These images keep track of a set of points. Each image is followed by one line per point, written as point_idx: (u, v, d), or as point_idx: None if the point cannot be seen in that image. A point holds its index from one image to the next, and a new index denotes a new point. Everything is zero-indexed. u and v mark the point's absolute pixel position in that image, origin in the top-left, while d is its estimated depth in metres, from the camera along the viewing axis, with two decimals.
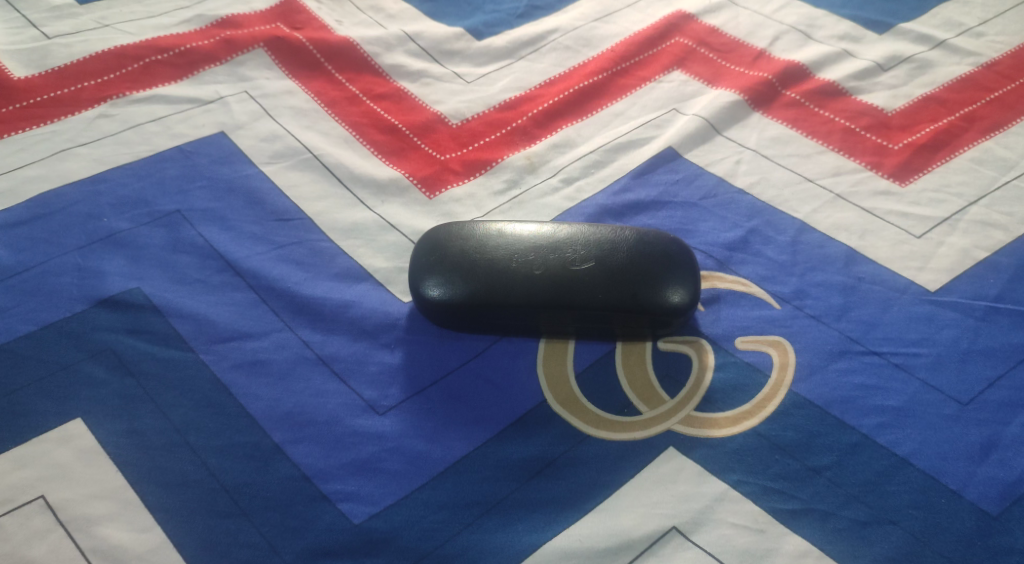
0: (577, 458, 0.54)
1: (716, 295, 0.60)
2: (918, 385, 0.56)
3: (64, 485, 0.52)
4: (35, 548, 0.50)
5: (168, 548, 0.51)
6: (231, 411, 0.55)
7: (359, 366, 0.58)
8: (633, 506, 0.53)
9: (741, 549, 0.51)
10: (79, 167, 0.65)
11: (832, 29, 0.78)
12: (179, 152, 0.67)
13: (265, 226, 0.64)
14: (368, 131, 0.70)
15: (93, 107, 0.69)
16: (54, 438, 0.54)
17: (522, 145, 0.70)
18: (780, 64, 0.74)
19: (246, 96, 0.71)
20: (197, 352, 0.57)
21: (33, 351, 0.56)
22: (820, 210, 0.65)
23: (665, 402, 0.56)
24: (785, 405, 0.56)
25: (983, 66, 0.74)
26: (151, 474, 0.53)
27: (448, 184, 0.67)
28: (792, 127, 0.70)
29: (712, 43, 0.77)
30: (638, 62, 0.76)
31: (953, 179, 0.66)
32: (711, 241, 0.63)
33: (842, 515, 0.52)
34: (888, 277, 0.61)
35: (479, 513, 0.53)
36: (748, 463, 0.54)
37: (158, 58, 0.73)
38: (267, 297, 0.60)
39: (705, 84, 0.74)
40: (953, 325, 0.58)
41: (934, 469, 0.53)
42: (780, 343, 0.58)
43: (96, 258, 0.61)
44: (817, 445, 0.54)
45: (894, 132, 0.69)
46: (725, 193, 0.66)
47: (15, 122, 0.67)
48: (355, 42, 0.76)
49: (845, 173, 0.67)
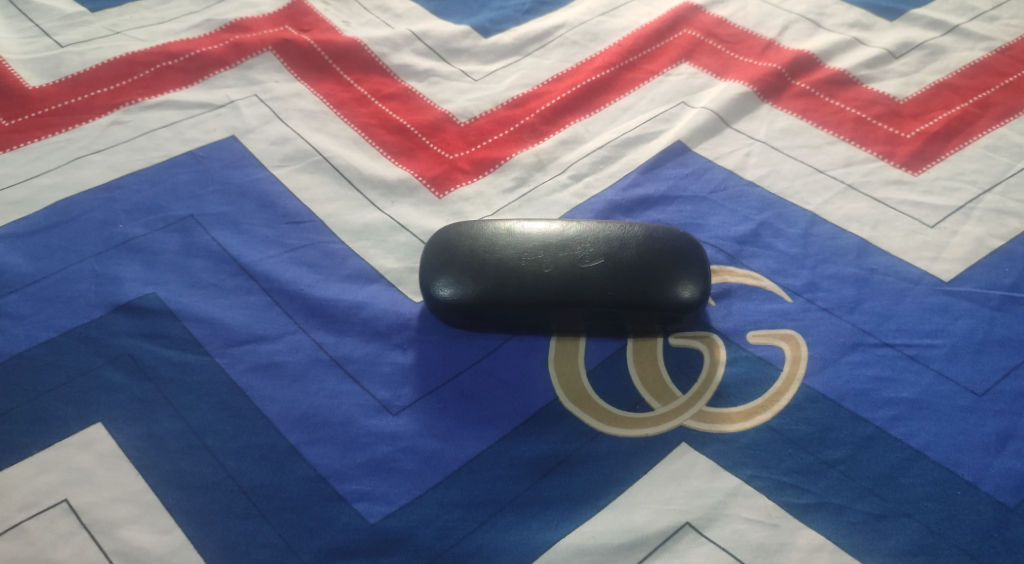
0: (590, 455, 0.54)
1: (726, 289, 0.60)
2: (932, 376, 0.56)
3: (86, 489, 0.53)
4: (59, 550, 0.51)
5: (188, 549, 0.52)
6: (247, 413, 0.56)
7: (372, 367, 0.58)
8: (646, 502, 0.52)
9: (754, 544, 0.51)
10: (94, 174, 0.66)
11: (842, 17, 0.77)
12: (191, 157, 0.68)
13: (277, 229, 0.64)
14: (377, 132, 0.70)
15: (106, 114, 0.69)
16: (74, 442, 0.54)
17: (530, 142, 0.69)
18: (790, 54, 0.74)
19: (256, 100, 0.72)
20: (213, 355, 0.58)
21: (53, 358, 0.57)
22: (831, 201, 0.64)
23: (676, 398, 0.56)
24: (798, 399, 0.55)
25: (997, 51, 0.73)
26: (171, 476, 0.54)
27: (457, 184, 0.67)
28: (803, 117, 0.69)
29: (720, 34, 0.76)
30: (645, 56, 0.75)
31: (967, 167, 0.65)
32: (721, 236, 0.63)
33: (856, 508, 0.51)
34: (901, 267, 0.60)
35: (493, 511, 0.53)
36: (760, 458, 0.53)
37: (169, 63, 0.73)
38: (279, 300, 0.61)
39: (714, 76, 0.73)
40: (968, 315, 0.58)
41: (949, 461, 0.53)
42: (792, 336, 0.58)
43: (113, 264, 0.62)
44: (831, 439, 0.54)
45: (906, 120, 0.68)
46: (735, 186, 0.66)
47: (30, 130, 0.68)
48: (362, 43, 0.76)
49: (857, 162, 0.66)
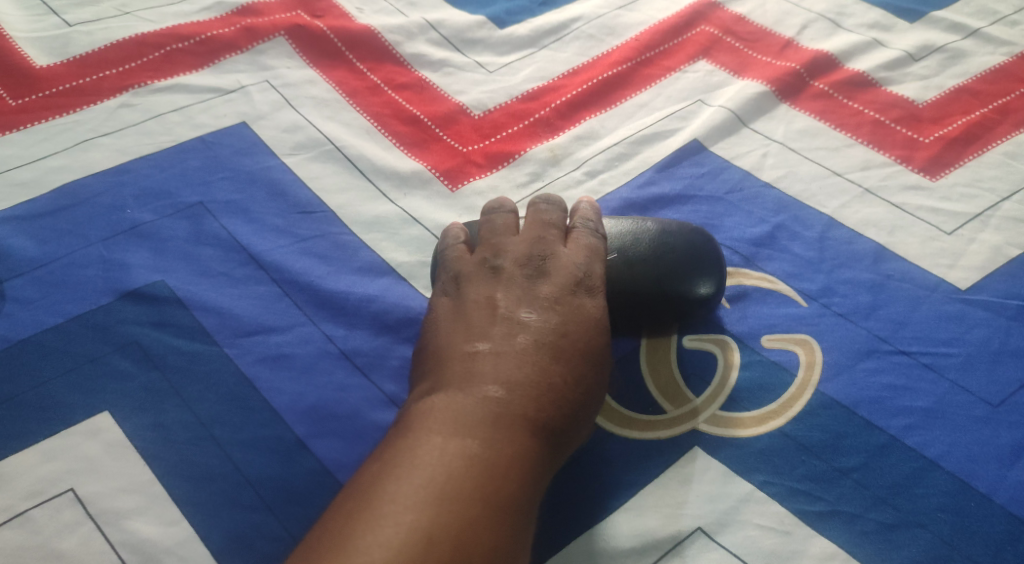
0: (601, 457, 0.54)
1: (741, 292, 0.60)
2: (947, 385, 0.55)
3: (93, 478, 0.52)
4: (65, 540, 0.51)
5: (195, 542, 0.51)
6: (256, 406, 0.55)
7: (383, 362, 0.58)
8: (658, 505, 0.52)
9: (766, 551, 0.51)
10: (102, 158, 0.65)
11: (862, 17, 0.76)
12: (201, 143, 0.67)
13: (288, 218, 0.64)
14: (390, 123, 0.70)
15: (115, 96, 0.69)
16: (81, 431, 0.54)
17: (545, 137, 0.69)
18: (809, 54, 0.73)
19: (267, 85, 0.71)
20: (222, 345, 0.57)
21: (60, 344, 0.57)
22: (848, 205, 0.64)
23: (689, 401, 0.56)
24: (812, 405, 0.55)
25: (1018, 56, 0.72)
26: (178, 467, 0.53)
27: (471, 177, 0.66)
28: (821, 119, 0.69)
29: (738, 32, 0.76)
30: (663, 51, 0.74)
31: (986, 174, 0.65)
32: (736, 237, 0.62)
33: (868, 517, 0.51)
34: (917, 274, 0.60)
35: (494, 290, 0.55)
36: (774, 463, 0.53)
37: (179, 46, 0.72)
38: (290, 291, 0.60)
39: (732, 74, 0.73)
40: (984, 324, 0.58)
41: (963, 471, 0.52)
42: (807, 341, 0.57)
43: (121, 250, 0.61)
44: (844, 446, 0.54)
45: (925, 125, 0.68)
46: (751, 187, 0.65)
47: (37, 111, 0.67)
48: (375, 31, 0.75)
49: (874, 166, 0.66)
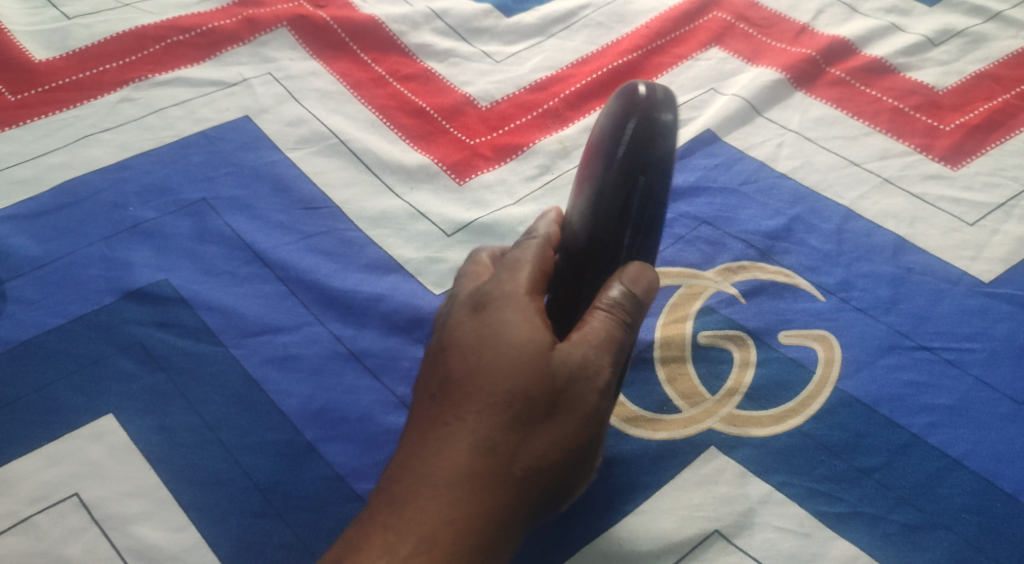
0: (616, 458, 0.53)
1: (758, 287, 0.58)
2: (971, 382, 0.54)
3: (97, 483, 0.51)
4: (70, 546, 0.50)
5: (202, 548, 0.50)
6: (262, 408, 0.54)
7: (391, 362, 0.57)
8: (674, 508, 0.51)
9: (786, 554, 0.49)
10: (103, 154, 0.64)
11: (879, 2, 0.74)
12: (203, 138, 0.65)
13: (293, 215, 0.62)
14: (396, 115, 0.68)
15: (115, 91, 0.67)
16: (84, 434, 0.53)
17: (554, 128, 0.67)
18: (825, 39, 0.71)
19: (270, 78, 0.69)
20: (226, 346, 0.56)
21: (62, 345, 0.55)
22: (867, 196, 0.62)
23: (705, 400, 0.54)
24: (831, 403, 0.54)
25: None
26: (183, 472, 0.52)
27: (479, 170, 0.65)
28: (838, 107, 0.67)
29: (751, 17, 0.74)
30: (674, 39, 0.73)
31: (1009, 163, 0.63)
32: (752, 230, 0.61)
33: (891, 519, 0.50)
34: (939, 267, 0.58)
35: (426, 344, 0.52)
36: (793, 464, 0.52)
37: (179, 38, 0.71)
38: (296, 290, 0.59)
39: (745, 62, 0.71)
40: (1008, 318, 0.56)
41: (989, 471, 0.51)
42: (826, 337, 0.56)
43: (123, 248, 0.60)
44: (865, 446, 0.52)
45: (946, 112, 0.66)
46: (767, 178, 0.63)
47: (36, 107, 0.66)
48: (380, 20, 0.74)
49: (893, 156, 0.64)
